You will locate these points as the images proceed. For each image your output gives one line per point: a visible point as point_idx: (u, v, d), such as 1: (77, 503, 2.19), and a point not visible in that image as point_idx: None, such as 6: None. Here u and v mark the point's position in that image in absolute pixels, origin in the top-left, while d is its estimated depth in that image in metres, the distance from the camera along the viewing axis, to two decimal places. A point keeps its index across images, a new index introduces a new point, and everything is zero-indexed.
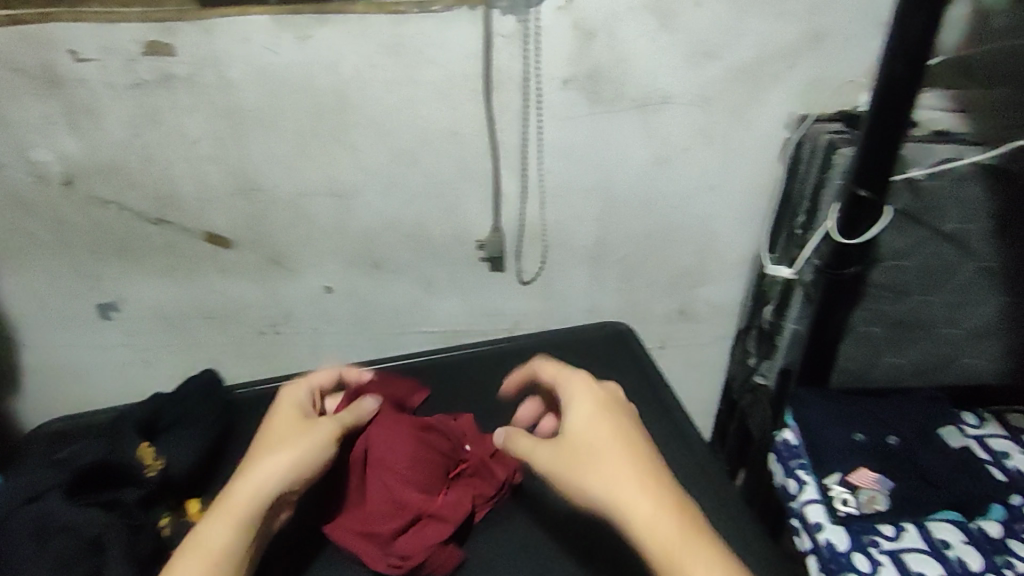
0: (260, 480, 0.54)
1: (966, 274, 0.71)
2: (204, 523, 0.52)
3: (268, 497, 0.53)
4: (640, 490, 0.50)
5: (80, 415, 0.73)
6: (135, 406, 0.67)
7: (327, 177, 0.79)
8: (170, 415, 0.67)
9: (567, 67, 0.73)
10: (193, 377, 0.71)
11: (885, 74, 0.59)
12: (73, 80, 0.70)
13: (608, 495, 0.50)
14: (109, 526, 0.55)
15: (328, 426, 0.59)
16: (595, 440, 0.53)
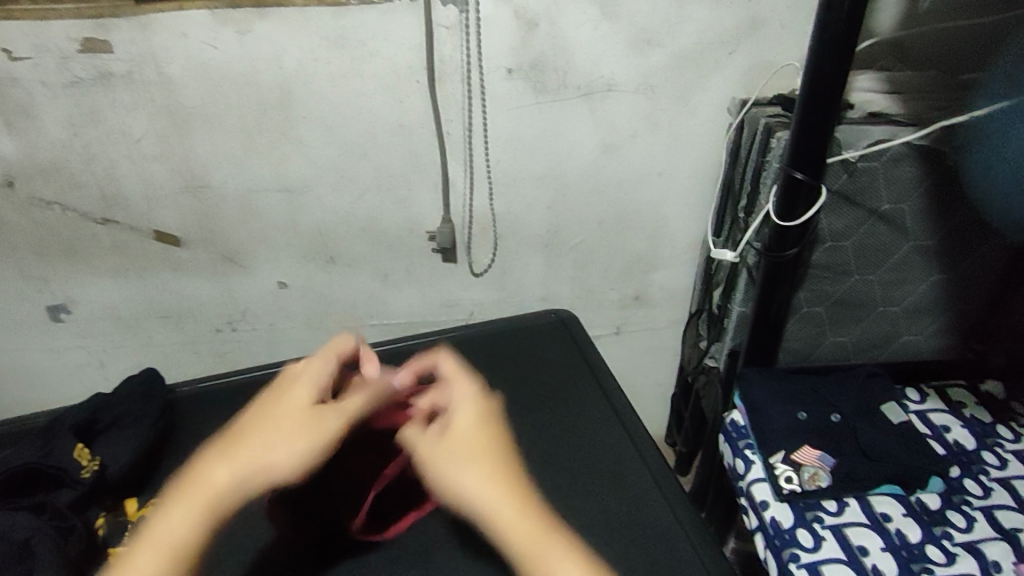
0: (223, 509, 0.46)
1: (902, 252, 0.74)
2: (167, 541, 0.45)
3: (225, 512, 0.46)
4: None
5: (15, 420, 0.72)
6: (74, 408, 0.69)
7: (275, 172, 0.78)
8: (107, 416, 0.68)
9: (511, 56, 0.73)
10: (130, 378, 0.73)
11: (813, 56, 0.59)
12: (7, 79, 0.69)
13: None
14: (36, 529, 0.55)
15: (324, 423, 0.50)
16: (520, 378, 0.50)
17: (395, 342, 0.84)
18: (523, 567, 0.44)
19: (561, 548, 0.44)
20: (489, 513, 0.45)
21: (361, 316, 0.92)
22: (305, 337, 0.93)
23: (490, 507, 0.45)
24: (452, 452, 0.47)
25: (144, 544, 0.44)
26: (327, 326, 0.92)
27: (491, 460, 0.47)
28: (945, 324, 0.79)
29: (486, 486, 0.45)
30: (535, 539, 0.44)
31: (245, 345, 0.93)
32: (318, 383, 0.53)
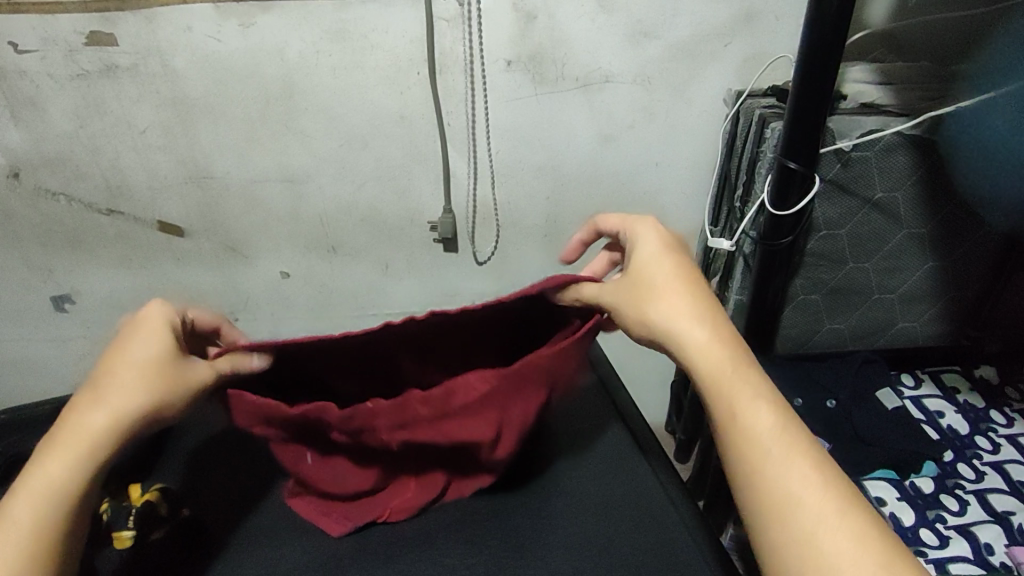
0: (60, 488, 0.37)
1: (897, 240, 0.75)
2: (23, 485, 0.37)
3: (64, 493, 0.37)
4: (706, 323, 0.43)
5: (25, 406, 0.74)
6: None
7: (278, 163, 0.80)
8: None
9: (510, 48, 0.74)
10: None
11: (806, 46, 0.60)
12: (14, 72, 0.70)
13: (676, 315, 0.43)
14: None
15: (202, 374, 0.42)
16: (659, 273, 0.45)
17: None
18: (715, 398, 0.41)
19: (749, 372, 0.41)
20: (695, 345, 0.42)
21: (363, 305, 0.93)
22: (308, 326, 0.94)
23: (690, 335, 0.42)
24: (643, 285, 0.45)
25: (20, 491, 0.37)
26: (329, 315, 0.93)
27: (688, 291, 0.44)
28: (940, 311, 0.81)
29: (680, 313, 0.43)
30: (730, 375, 0.41)
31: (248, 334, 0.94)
32: (163, 337, 0.42)
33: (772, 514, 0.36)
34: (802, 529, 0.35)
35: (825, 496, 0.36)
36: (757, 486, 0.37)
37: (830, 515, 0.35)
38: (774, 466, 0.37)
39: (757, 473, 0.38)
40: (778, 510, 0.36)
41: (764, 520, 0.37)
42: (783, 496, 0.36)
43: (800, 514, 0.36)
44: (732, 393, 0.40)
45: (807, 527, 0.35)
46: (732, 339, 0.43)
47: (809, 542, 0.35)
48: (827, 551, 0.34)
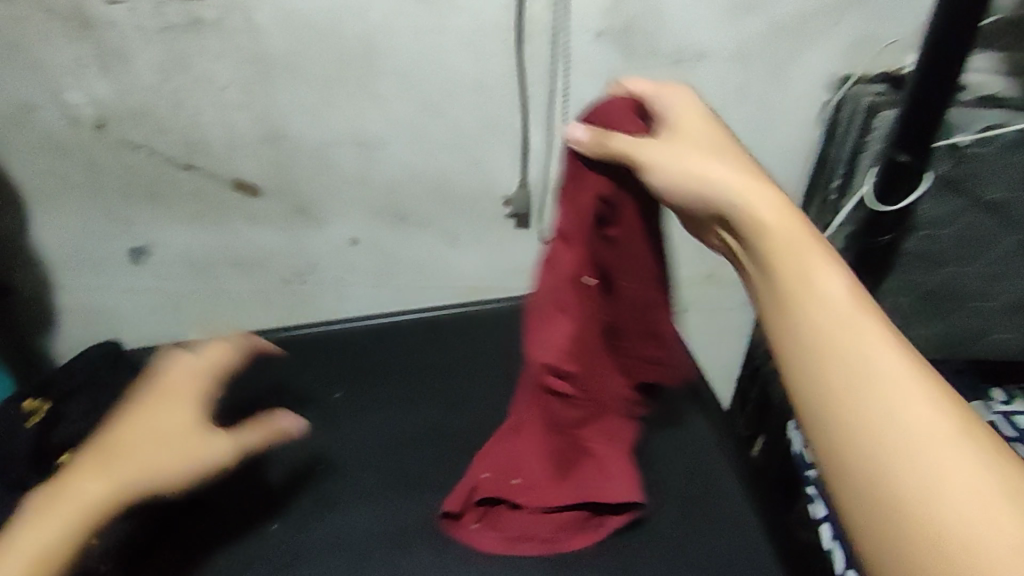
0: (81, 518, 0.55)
1: (1004, 246, 0.70)
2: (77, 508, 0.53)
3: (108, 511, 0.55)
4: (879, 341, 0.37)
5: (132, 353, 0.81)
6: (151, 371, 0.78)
7: (355, 126, 0.78)
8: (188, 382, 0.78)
9: (601, 18, 0.71)
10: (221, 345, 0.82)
11: (934, 31, 0.54)
12: (105, 23, 0.70)
13: (817, 296, 0.39)
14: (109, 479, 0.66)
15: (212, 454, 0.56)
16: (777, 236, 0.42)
17: (473, 306, 0.86)
18: (884, 438, 0.35)
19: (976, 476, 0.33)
20: (901, 410, 0.35)
21: (427, 275, 0.93)
22: (370, 293, 0.95)
23: (879, 372, 0.36)
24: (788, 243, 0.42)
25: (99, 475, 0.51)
26: (392, 283, 0.94)
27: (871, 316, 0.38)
28: None
29: (741, 182, 0.45)
30: (931, 444, 0.34)
31: (313, 298, 0.95)
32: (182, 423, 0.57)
33: (839, 365, 0.37)
34: (900, 478, 0.34)
35: (947, 410, 0.35)
36: (809, 316, 0.39)
37: (934, 415, 0.34)
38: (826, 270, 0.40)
39: (804, 282, 0.40)
40: (844, 440, 0.36)
41: (835, 379, 0.37)
42: (885, 373, 0.36)
43: (871, 425, 0.35)
44: (930, 482, 0.33)
45: (899, 424, 0.35)
46: (956, 427, 0.34)
47: (893, 475, 0.34)
48: (915, 503, 0.33)
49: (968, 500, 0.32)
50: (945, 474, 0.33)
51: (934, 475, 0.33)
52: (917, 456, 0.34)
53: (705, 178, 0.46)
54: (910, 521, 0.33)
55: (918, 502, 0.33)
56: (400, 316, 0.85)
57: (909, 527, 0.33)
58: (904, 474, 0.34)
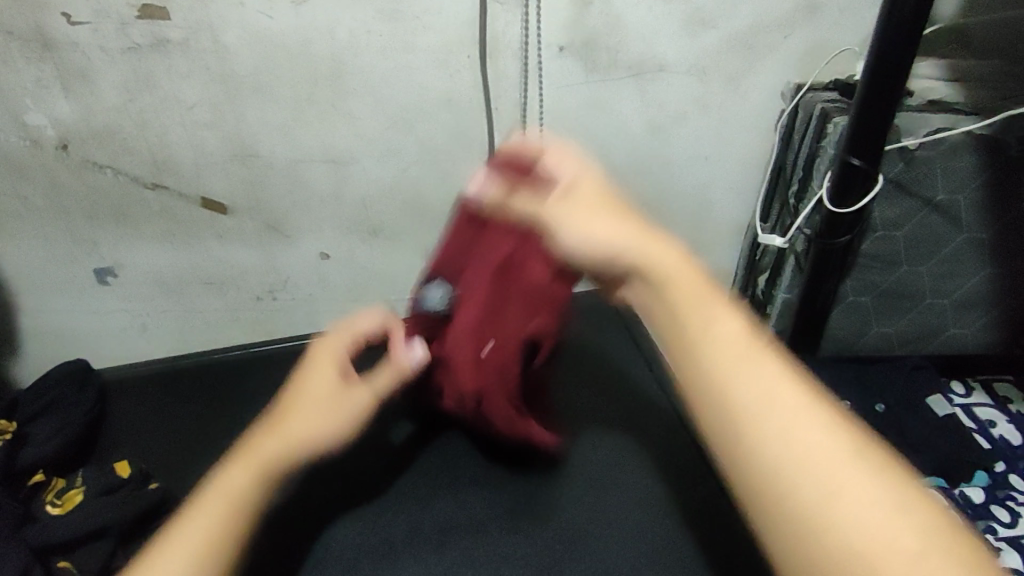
0: (304, 433, 0.52)
1: (955, 245, 0.73)
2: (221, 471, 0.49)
3: (314, 444, 0.53)
4: (807, 405, 0.33)
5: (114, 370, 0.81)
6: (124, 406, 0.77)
7: (324, 143, 0.79)
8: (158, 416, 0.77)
9: (564, 33, 0.73)
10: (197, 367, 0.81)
11: (880, 39, 0.57)
12: (67, 43, 0.70)
13: (716, 330, 0.36)
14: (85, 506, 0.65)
15: (362, 398, 0.57)
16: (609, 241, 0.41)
17: None
18: (738, 421, 0.33)
19: (878, 485, 0.30)
20: (776, 435, 0.32)
21: (401, 289, 0.94)
22: (344, 309, 0.95)
23: (737, 379, 0.34)
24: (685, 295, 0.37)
25: (199, 508, 0.46)
26: (366, 298, 0.94)
27: (774, 360, 0.35)
28: (994, 318, 0.78)
29: (641, 241, 0.41)
30: (811, 464, 0.31)
31: (285, 315, 0.95)
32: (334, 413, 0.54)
33: (731, 432, 0.33)
34: (798, 483, 0.31)
35: (849, 441, 0.32)
36: (705, 395, 0.35)
37: (847, 449, 0.31)
38: (736, 333, 0.36)
39: (678, 307, 0.37)
40: (759, 476, 0.32)
41: (713, 402, 0.34)
42: (758, 408, 0.33)
43: (758, 430, 0.32)
44: (789, 477, 0.31)
45: (793, 441, 0.32)
46: (849, 434, 0.32)
47: (769, 458, 0.32)
48: (809, 497, 0.30)
49: (874, 514, 0.29)
50: (862, 524, 0.29)
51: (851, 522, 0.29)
52: (832, 479, 0.30)
53: (612, 241, 0.41)
54: (834, 557, 0.29)
55: (805, 493, 0.30)
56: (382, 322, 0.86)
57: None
58: (791, 463, 0.31)
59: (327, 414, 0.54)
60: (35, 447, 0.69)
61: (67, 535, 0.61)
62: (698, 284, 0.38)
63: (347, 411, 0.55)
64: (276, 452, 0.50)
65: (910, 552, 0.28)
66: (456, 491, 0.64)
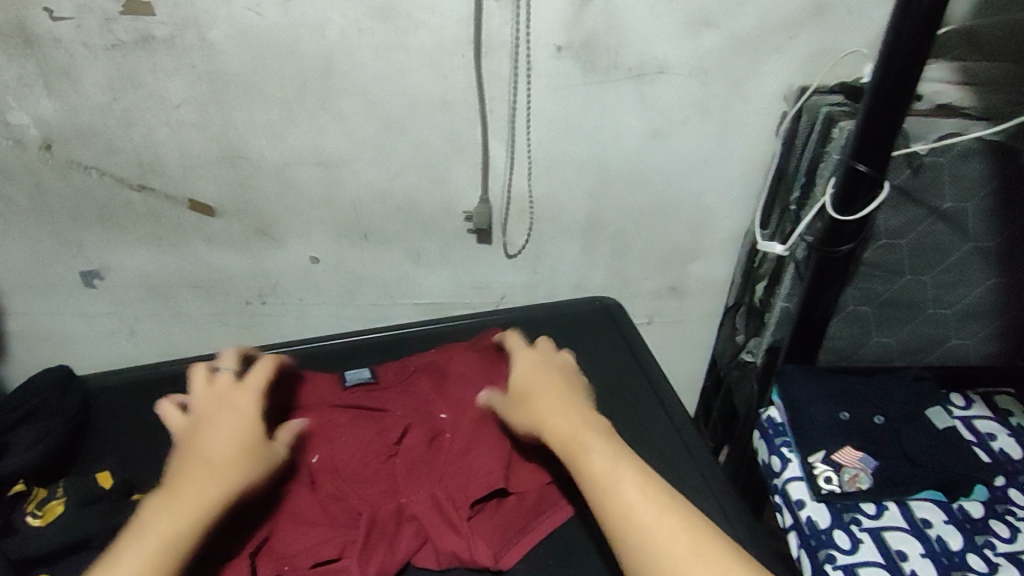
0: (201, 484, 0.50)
1: (959, 254, 0.71)
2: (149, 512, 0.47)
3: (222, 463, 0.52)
4: (632, 475, 0.49)
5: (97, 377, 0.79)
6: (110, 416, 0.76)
7: (314, 145, 0.77)
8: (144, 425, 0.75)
9: (562, 34, 0.71)
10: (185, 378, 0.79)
11: (892, 40, 0.55)
12: (49, 39, 0.68)
13: (589, 455, 0.51)
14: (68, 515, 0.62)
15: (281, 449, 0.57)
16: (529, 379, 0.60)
17: (446, 322, 0.86)
18: (608, 511, 0.47)
19: (700, 559, 0.43)
20: (621, 493, 0.48)
21: (392, 294, 0.91)
22: (333, 313, 0.93)
23: (590, 463, 0.50)
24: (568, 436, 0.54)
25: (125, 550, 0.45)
26: (356, 303, 0.92)
27: (583, 414, 0.55)
28: (996, 329, 0.77)
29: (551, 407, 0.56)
30: (670, 540, 0.44)
31: (274, 319, 0.92)
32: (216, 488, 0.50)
33: (603, 510, 0.48)
34: (649, 541, 0.45)
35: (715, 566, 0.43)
36: (598, 478, 0.49)
37: (672, 518, 0.46)
38: (610, 456, 0.50)
39: (580, 447, 0.51)
40: (644, 555, 0.44)
41: (600, 501, 0.48)
42: (659, 538, 0.45)
43: (624, 513, 0.46)
44: (664, 561, 0.44)
45: (649, 519, 0.46)
46: (667, 499, 0.47)
47: (641, 545, 0.45)
48: (650, 549, 0.44)
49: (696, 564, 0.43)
50: None
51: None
52: (683, 562, 0.43)
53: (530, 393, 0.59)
54: None
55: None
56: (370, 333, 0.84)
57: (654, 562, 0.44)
58: (639, 538, 0.45)
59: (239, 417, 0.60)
60: (16, 455, 0.66)
61: (47, 550, 0.59)
62: (562, 391, 0.58)
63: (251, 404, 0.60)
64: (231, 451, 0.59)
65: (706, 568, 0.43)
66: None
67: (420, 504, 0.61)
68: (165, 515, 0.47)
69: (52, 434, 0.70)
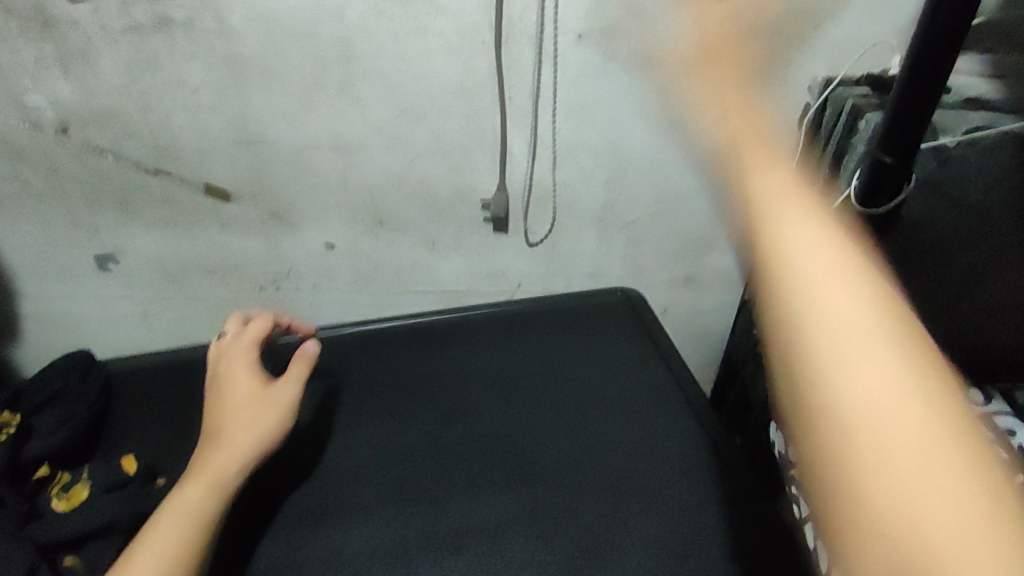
0: (163, 536, 0.52)
1: (984, 247, 0.71)
2: (182, 486, 0.56)
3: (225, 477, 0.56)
4: (881, 385, 0.30)
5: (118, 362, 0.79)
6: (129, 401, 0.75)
7: (331, 130, 0.77)
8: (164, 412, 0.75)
9: (583, 20, 0.70)
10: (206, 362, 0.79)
11: (925, 28, 0.53)
12: (67, 22, 0.67)
13: (776, 245, 0.38)
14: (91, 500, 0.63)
15: (282, 401, 0.62)
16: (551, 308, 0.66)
17: (468, 311, 0.86)
18: (802, 351, 0.32)
19: (975, 529, 0.25)
20: (827, 310, 0.34)
21: (406, 281, 0.91)
22: (347, 299, 0.93)
23: (786, 231, 0.39)
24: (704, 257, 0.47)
25: (137, 550, 0.51)
26: (370, 290, 0.92)
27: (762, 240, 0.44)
28: (1022, 322, 0.75)
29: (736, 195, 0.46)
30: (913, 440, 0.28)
31: (288, 305, 0.92)
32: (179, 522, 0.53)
33: (794, 319, 0.34)
34: (851, 439, 0.28)
35: (960, 456, 0.28)
36: (778, 257, 0.37)
37: (928, 418, 0.29)
38: (791, 233, 0.38)
39: (768, 224, 0.39)
40: (835, 443, 0.29)
41: (792, 298, 0.35)
42: (880, 439, 0.28)
43: (816, 341, 0.32)
44: (872, 491, 0.27)
45: (883, 414, 0.29)
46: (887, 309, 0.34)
47: (861, 468, 0.28)
48: (840, 443, 0.29)
49: (969, 560, 0.25)
50: (887, 488, 0.27)
51: (890, 483, 0.27)
52: (891, 439, 0.28)
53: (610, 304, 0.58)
54: (898, 564, 0.25)
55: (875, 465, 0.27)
56: (397, 322, 0.84)
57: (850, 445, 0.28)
58: (863, 445, 0.28)
59: (261, 415, 0.61)
60: (40, 440, 0.67)
61: (75, 533, 0.59)
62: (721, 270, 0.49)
63: (278, 410, 0.61)
64: (232, 466, 0.57)
65: (932, 489, 0.26)
66: (475, 495, 0.63)
67: (471, 516, 0.61)
68: (247, 412, 0.61)
69: (74, 419, 0.70)
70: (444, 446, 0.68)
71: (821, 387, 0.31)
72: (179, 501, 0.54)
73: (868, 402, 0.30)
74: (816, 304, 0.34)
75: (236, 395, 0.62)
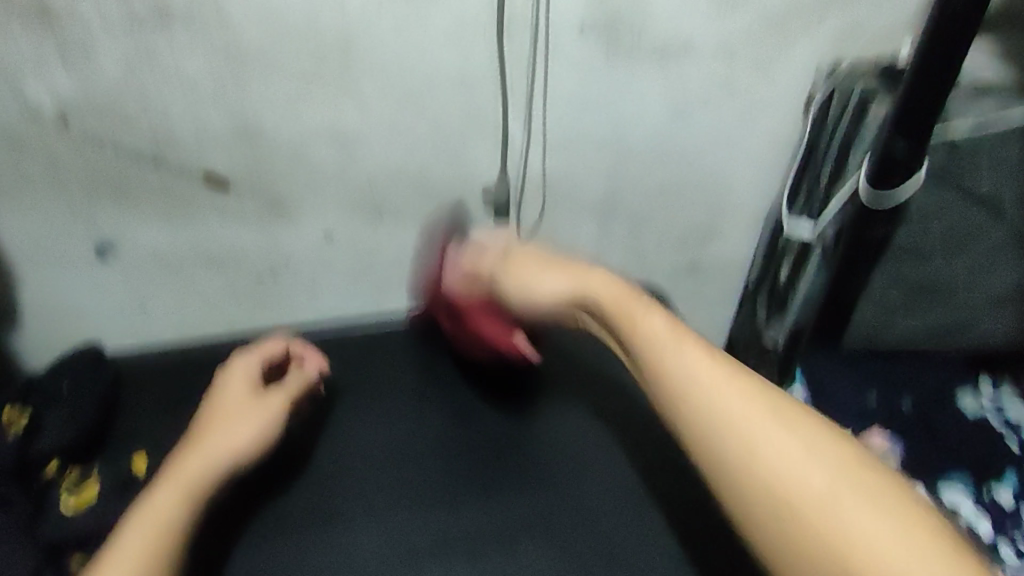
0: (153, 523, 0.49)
1: (994, 238, 0.69)
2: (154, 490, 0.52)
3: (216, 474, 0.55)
4: (803, 458, 0.34)
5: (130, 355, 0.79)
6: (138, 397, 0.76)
7: (331, 121, 0.76)
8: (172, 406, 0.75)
9: (587, 9, 0.69)
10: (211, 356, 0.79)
11: (934, 21, 0.54)
12: (65, 11, 0.66)
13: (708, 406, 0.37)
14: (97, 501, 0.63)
15: (276, 402, 0.63)
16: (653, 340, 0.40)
17: None
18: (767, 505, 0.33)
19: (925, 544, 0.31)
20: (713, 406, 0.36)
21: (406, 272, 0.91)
22: (346, 291, 0.92)
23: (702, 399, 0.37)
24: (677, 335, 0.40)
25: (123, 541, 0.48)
26: (370, 281, 0.91)
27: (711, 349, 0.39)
28: None
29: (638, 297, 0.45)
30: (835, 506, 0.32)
31: (286, 295, 0.92)
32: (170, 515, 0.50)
33: (745, 469, 0.34)
34: (809, 528, 0.32)
35: (901, 522, 0.32)
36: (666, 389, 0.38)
37: (891, 524, 0.31)
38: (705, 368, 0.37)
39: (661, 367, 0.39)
40: (789, 511, 0.33)
41: (732, 449, 0.35)
42: (853, 537, 0.31)
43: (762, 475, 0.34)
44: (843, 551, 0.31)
45: (863, 539, 0.31)
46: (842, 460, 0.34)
47: (797, 521, 0.32)
48: (820, 536, 0.32)
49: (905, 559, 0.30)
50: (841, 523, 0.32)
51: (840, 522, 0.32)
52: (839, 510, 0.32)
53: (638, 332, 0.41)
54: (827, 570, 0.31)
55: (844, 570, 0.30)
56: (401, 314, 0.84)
57: (761, 525, 0.33)
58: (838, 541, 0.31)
59: (249, 419, 0.60)
60: (49, 437, 0.67)
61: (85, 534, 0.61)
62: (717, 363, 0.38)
63: (273, 412, 0.62)
64: (204, 470, 0.54)
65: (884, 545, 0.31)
66: (481, 502, 0.65)
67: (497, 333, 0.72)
68: (242, 420, 0.60)
69: (82, 415, 0.70)
70: (449, 449, 0.69)
71: (756, 461, 0.34)
72: (151, 505, 0.50)
73: (816, 487, 0.33)
74: (744, 441, 0.35)
75: (229, 401, 0.63)
